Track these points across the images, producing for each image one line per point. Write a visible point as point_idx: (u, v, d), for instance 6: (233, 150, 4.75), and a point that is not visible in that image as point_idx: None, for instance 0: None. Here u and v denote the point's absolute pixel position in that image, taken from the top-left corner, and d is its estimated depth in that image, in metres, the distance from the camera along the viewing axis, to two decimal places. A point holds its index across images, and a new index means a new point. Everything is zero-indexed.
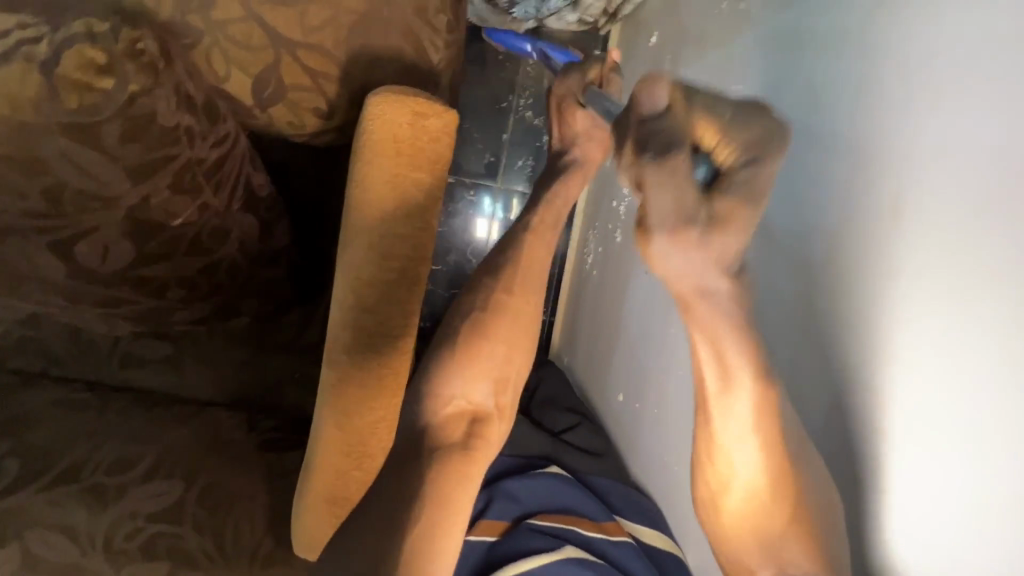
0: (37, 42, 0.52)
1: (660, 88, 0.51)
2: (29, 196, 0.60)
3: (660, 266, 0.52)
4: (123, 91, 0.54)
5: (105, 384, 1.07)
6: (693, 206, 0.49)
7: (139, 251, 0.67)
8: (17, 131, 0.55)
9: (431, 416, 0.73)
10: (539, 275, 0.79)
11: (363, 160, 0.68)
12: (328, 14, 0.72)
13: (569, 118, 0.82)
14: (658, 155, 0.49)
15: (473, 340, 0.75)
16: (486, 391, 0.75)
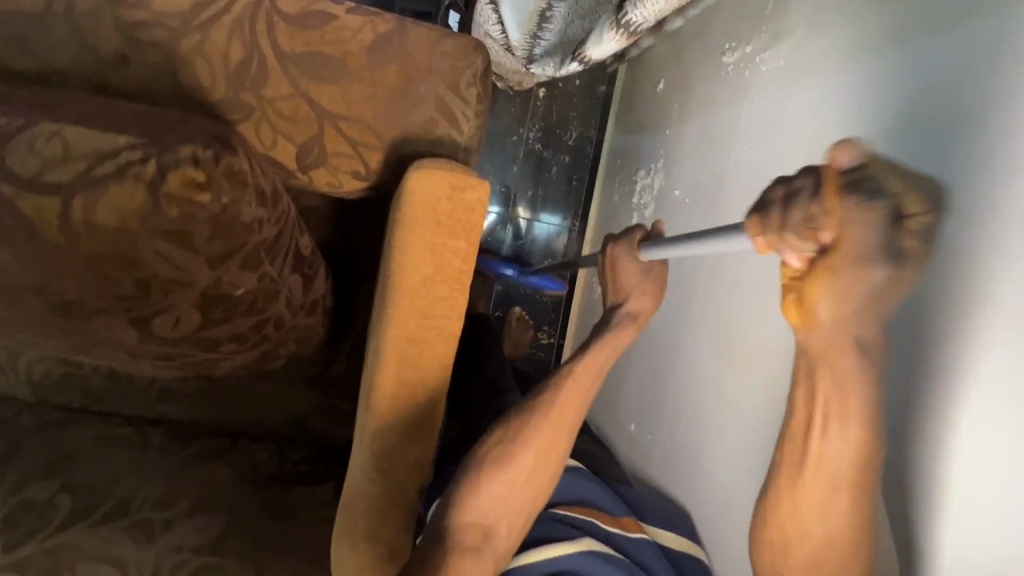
0: (144, 162, 0.48)
1: (853, 148, 0.45)
2: (118, 282, 0.55)
3: (829, 318, 0.46)
4: (218, 203, 0.50)
5: (141, 419, 1.13)
6: (889, 248, 0.43)
7: (206, 318, 0.66)
8: (115, 234, 0.51)
9: (454, 518, 0.77)
10: (590, 384, 0.80)
11: (404, 229, 0.74)
12: (369, 91, 0.79)
13: (623, 274, 0.81)
14: (868, 201, 0.43)
15: (501, 458, 0.78)
16: (505, 503, 0.78)
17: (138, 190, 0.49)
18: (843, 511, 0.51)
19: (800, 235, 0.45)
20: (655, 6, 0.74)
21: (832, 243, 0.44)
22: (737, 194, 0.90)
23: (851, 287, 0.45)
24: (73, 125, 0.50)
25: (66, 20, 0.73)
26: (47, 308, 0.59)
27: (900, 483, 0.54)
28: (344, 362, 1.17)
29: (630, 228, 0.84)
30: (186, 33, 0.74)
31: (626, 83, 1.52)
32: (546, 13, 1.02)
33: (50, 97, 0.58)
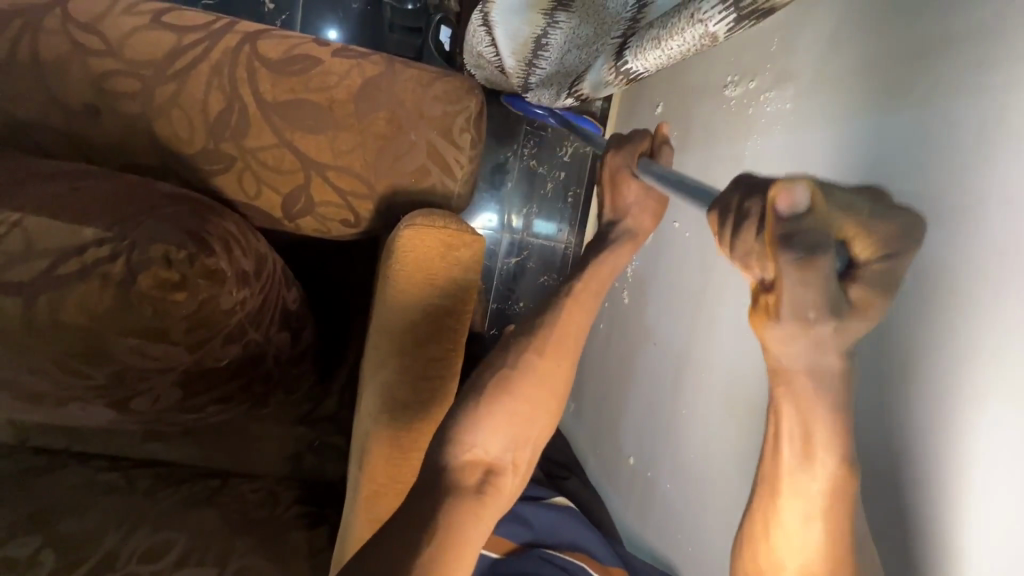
0: (113, 261, 0.49)
1: (802, 184, 0.37)
2: (91, 375, 0.54)
3: (775, 352, 0.42)
4: (194, 298, 0.51)
5: (127, 460, 1.10)
6: (837, 302, 0.38)
7: (186, 395, 0.62)
8: (85, 333, 0.51)
9: (451, 456, 0.62)
10: (573, 347, 0.70)
11: (395, 289, 0.72)
12: (357, 139, 0.75)
13: (622, 188, 0.74)
14: (804, 258, 0.36)
15: (502, 387, 0.66)
16: (508, 443, 0.65)
17: (108, 289, 0.50)
18: (826, 531, 0.47)
19: (746, 263, 0.41)
20: (657, 59, 0.70)
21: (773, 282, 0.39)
22: None
23: (791, 339, 0.40)
24: (31, 214, 0.49)
25: (30, 69, 0.69)
26: (19, 399, 0.57)
27: (888, 511, 0.52)
28: (335, 398, 1.13)
29: (637, 132, 0.76)
30: (161, 82, 0.71)
31: (628, 91, 1.39)
32: (541, 39, 0.98)
33: (12, 168, 0.54)
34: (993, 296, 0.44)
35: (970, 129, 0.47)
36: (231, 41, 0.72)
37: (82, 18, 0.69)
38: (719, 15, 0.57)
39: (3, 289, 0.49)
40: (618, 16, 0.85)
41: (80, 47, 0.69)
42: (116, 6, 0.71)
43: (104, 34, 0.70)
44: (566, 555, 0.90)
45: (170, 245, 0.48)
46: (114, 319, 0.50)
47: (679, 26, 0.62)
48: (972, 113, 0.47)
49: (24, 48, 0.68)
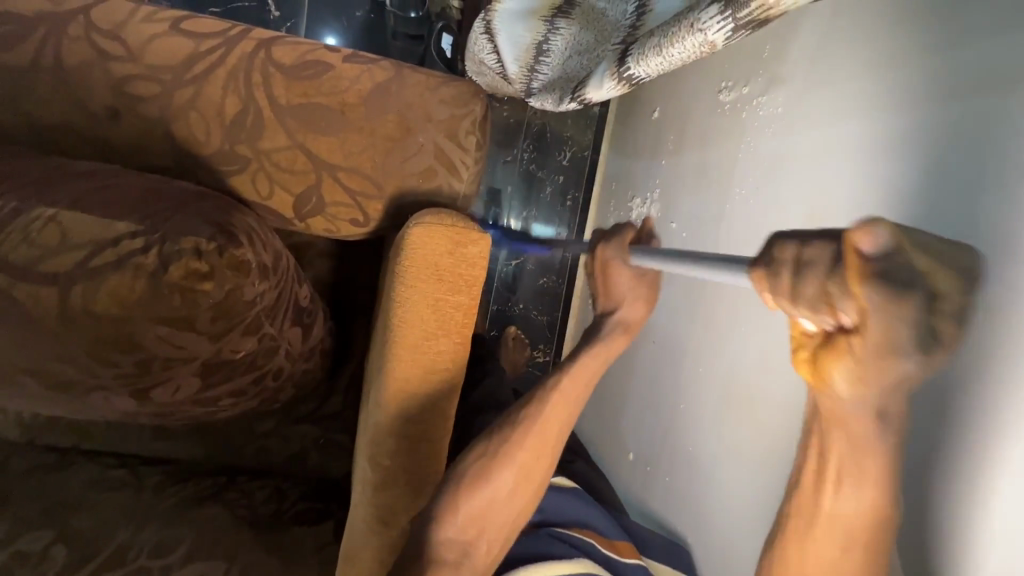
0: (145, 252, 0.52)
1: (882, 225, 0.34)
2: (117, 363, 0.56)
3: (845, 391, 0.41)
4: (221, 289, 0.53)
5: (135, 458, 1.12)
6: (928, 340, 0.35)
7: (205, 385, 0.64)
8: (116, 322, 0.53)
9: (432, 533, 0.68)
10: (557, 438, 0.73)
11: (404, 286, 0.74)
12: (367, 141, 0.78)
13: (614, 281, 0.72)
14: (896, 294, 0.34)
15: (484, 472, 0.70)
16: (487, 523, 0.70)
17: (139, 280, 0.52)
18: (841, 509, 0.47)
19: (815, 308, 0.39)
20: (657, 65, 0.73)
21: (855, 324, 0.37)
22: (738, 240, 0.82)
23: (870, 371, 0.39)
24: (67, 209, 0.52)
25: (53, 73, 0.72)
26: (45, 388, 0.59)
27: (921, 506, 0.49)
28: (342, 395, 1.15)
29: (621, 224, 0.72)
30: (179, 86, 0.74)
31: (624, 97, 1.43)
32: (543, 46, 1.02)
33: (43, 166, 0.57)
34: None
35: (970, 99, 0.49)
36: (247, 47, 0.76)
37: (104, 25, 0.72)
38: (718, 24, 0.60)
39: (38, 280, 0.52)
40: (618, 24, 0.90)
41: (102, 53, 0.72)
42: (137, 13, 0.74)
43: (125, 41, 0.73)
44: (575, 533, 0.88)
45: (201, 239, 0.51)
46: (144, 308, 0.53)
47: (679, 34, 0.66)
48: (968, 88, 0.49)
49: (48, 53, 0.71)
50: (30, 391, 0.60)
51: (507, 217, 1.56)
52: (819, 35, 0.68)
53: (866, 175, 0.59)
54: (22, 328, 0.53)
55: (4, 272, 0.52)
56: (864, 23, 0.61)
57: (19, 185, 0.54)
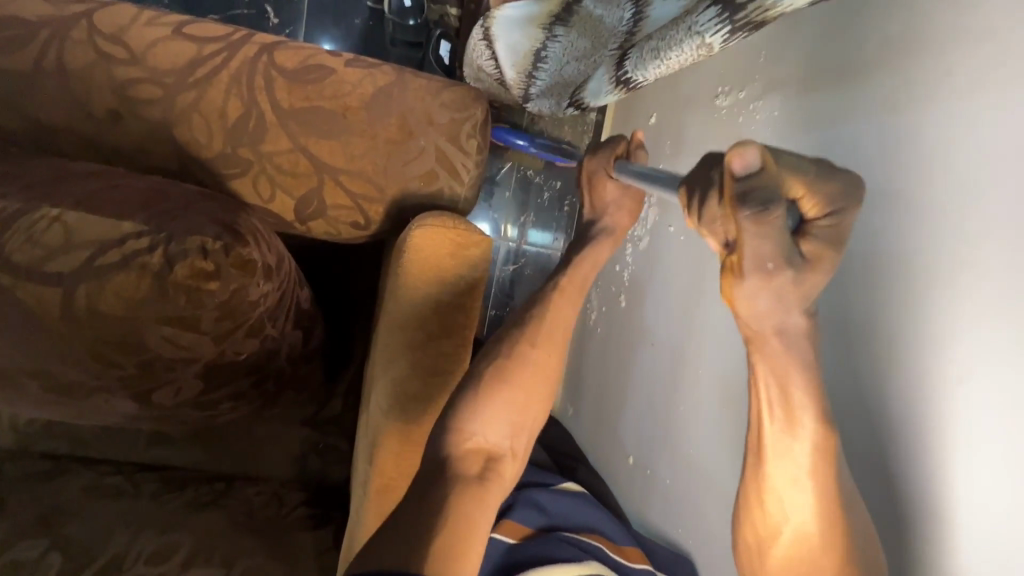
0: (151, 252, 0.52)
1: (753, 147, 0.40)
2: (120, 364, 0.56)
3: (743, 312, 0.46)
4: (226, 288, 0.53)
5: (131, 464, 1.11)
6: (790, 254, 0.42)
7: (205, 388, 0.64)
8: (120, 323, 0.53)
9: (453, 443, 0.64)
10: (558, 344, 0.75)
11: (407, 287, 0.75)
12: (368, 144, 0.78)
13: (601, 189, 0.78)
14: (758, 213, 0.39)
15: (499, 378, 0.70)
16: (507, 431, 0.68)
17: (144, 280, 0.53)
18: (813, 503, 0.51)
19: (713, 232, 0.45)
20: (656, 69, 0.73)
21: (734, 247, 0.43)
22: None
23: (758, 290, 0.44)
24: (71, 210, 0.52)
25: (56, 76, 0.72)
26: (45, 390, 0.59)
27: (879, 484, 0.54)
28: (340, 400, 1.15)
29: (611, 138, 0.79)
30: (182, 89, 0.74)
31: (620, 103, 1.44)
32: (540, 53, 1.02)
33: (46, 167, 0.57)
34: (935, 207, 0.50)
35: (892, 92, 0.56)
36: (249, 51, 0.76)
37: (108, 29, 0.73)
38: (716, 27, 0.60)
39: (41, 280, 0.52)
40: (615, 31, 0.90)
41: (105, 57, 0.72)
42: (139, 18, 0.74)
43: (129, 45, 0.73)
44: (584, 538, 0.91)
45: (207, 237, 0.51)
46: (149, 308, 0.53)
47: (678, 39, 0.66)
48: (895, 81, 0.56)
49: (51, 57, 0.71)
50: (30, 393, 0.59)
51: (505, 224, 1.57)
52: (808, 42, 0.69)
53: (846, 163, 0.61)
54: (24, 330, 0.53)
55: (7, 272, 0.51)
56: (826, 25, 0.67)
57: (22, 185, 0.54)
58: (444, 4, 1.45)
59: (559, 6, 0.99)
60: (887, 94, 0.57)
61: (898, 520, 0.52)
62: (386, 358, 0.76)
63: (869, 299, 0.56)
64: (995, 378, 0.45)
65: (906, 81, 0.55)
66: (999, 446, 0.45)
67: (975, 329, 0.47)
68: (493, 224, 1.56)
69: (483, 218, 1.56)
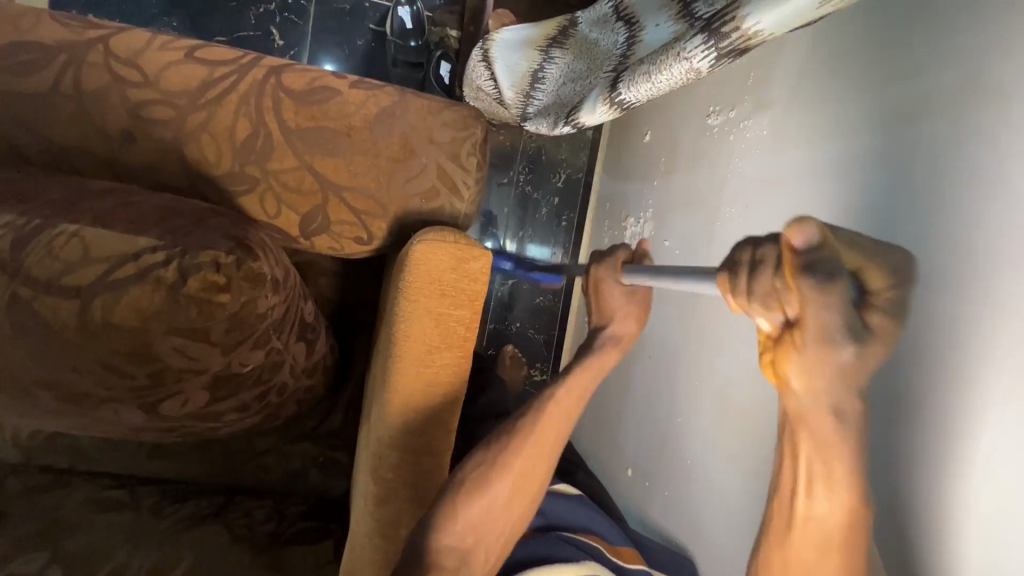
0: (166, 265, 0.54)
1: (813, 222, 0.41)
2: (132, 375, 0.58)
3: (800, 388, 0.44)
4: (236, 301, 0.55)
5: (132, 478, 1.11)
6: (855, 326, 0.41)
7: (212, 398, 0.65)
8: (134, 334, 0.55)
9: (435, 539, 0.68)
10: (557, 438, 0.75)
11: (407, 301, 0.77)
12: (371, 162, 0.81)
13: (607, 299, 0.78)
14: (825, 284, 0.39)
15: (485, 477, 0.72)
16: (486, 527, 0.71)
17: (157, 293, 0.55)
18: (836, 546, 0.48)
19: (767, 305, 0.45)
20: (647, 91, 0.74)
21: (796, 316, 0.43)
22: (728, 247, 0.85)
23: (817, 362, 0.42)
24: (90, 226, 0.54)
25: (72, 98, 0.75)
26: (56, 401, 0.60)
27: (894, 474, 0.52)
28: (341, 413, 1.16)
29: (614, 246, 0.79)
30: (193, 110, 0.77)
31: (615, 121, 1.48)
32: (539, 74, 1.06)
33: (64, 185, 0.59)
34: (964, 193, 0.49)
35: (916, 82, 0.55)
36: (258, 74, 0.79)
37: (123, 53, 0.76)
38: (703, 53, 0.62)
39: (59, 294, 0.54)
40: (609, 53, 0.93)
41: (121, 80, 0.75)
42: (154, 42, 0.78)
43: (143, 68, 0.76)
44: (583, 538, 0.89)
45: (220, 251, 0.54)
46: (162, 319, 0.55)
47: (667, 61, 0.67)
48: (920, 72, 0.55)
49: (68, 80, 0.74)
50: (41, 404, 0.61)
51: (504, 240, 1.60)
52: (806, 61, 0.71)
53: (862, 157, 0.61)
54: (40, 341, 0.55)
55: (26, 285, 0.53)
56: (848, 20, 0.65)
57: (41, 202, 0.56)
58: (444, 26, 1.49)
59: (556, 30, 1.05)
60: (912, 85, 0.56)
61: (911, 512, 0.51)
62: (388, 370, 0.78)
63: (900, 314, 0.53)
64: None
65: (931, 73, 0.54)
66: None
67: (1005, 336, 0.45)
68: (492, 240, 1.59)
69: (482, 234, 1.58)
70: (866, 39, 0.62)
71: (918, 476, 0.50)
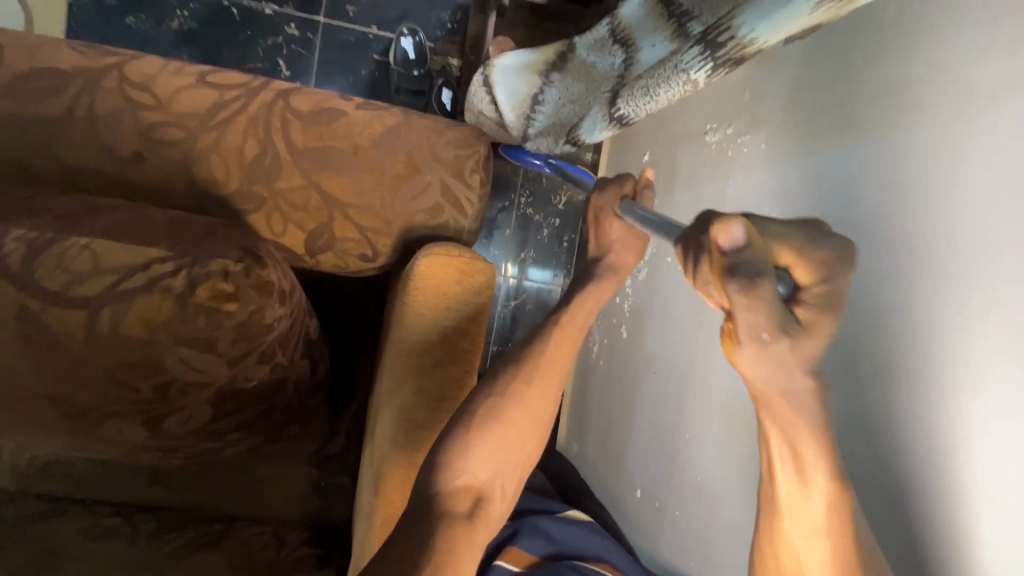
0: (174, 275, 0.54)
1: (739, 223, 0.44)
2: (137, 388, 0.58)
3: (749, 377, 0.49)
4: (244, 311, 0.55)
5: (127, 505, 1.09)
6: (786, 323, 0.45)
7: (214, 415, 0.65)
8: (141, 345, 0.55)
9: (446, 479, 0.63)
10: (566, 358, 0.74)
11: (412, 313, 0.77)
12: (375, 181, 0.83)
13: (607, 227, 0.77)
14: (745, 285, 0.42)
15: (494, 413, 0.68)
16: (498, 468, 0.67)
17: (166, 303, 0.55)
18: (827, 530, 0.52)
19: (708, 292, 0.47)
20: (646, 105, 0.77)
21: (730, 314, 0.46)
22: None
23: (760, 359, 0.46)
24: (100, 238, 0.55)
25: (86, 122, 0.77)
26: (59, 415, 0.60)
27: (884, 479, 0.56)
28: (344, 437, 1.14)
29: (621, 174, 0.79)
30: (203, 131, 0.79)
31: (614, 143, 1.50)
32: (538, 95, 1.08)
33: (73, 201, 0.60)
34: (930, 215, 0.54)
35: (881, 110, 0.60)
36: (267, 96, 0.81)
37: (136, 79, 0.78)
38: (700, 63, 0.64)
39: (67, 305, 0.54)
40: (606, 75, 0.96)
41: (133, 104, 0.78)
42: (166, 68, 0.80)
43: (155, 92, 0.78)
44: (594, 568, 0.86)
45: (228, 260, 0.54)
46: (170, 329, 0.55)
47: (665, 76, 0.70)
48: (886, 100, 0.59)
49: (82, 104, 0.77)
50: (42, 419, 0.60)
51: (505, 262, 1.61)
52: (794, 77, 0.74)
53: (839, 176, 0.64)
54: (45, 354, 0.55)
55: (35, 297, 0.54)
56: (827, 46, 0.68)
57: (52, 216, 0.57)
58: (446, 56, 1.54)
59: (555, 55, 1.06)
60: (879, 113, 0.60)
61: (902, 513, 0.55)
62: (395, 385, 0.77)
63: (871, 320, 0.58)
64: (995, 379, 0.47)
65: (897, 102, 0.58)
66: (1000, 444, 0.47)
67: (973, 348, 0.49)
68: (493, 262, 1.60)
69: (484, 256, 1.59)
70: (840, 64, 0.66)
71: (907, 479, 0.54)
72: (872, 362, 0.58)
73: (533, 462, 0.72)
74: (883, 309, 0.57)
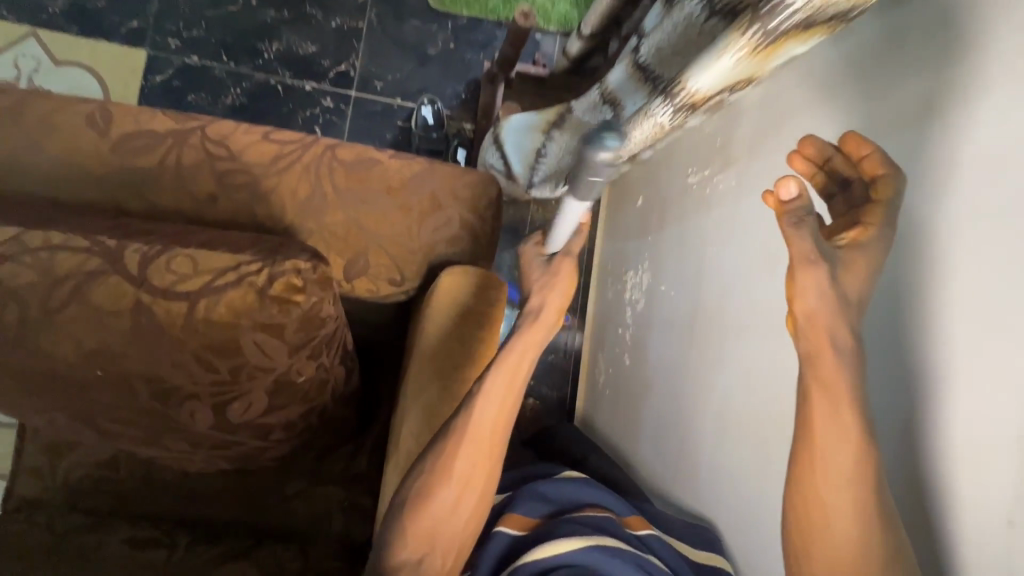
0: (258, 272, 0.68)
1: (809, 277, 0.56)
2: (217, 368, 0.72)
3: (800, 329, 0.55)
4: (311, 304, 0.70)
5: (165, 519, 1.17)
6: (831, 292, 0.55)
7: (271, 402, 0.77)
8: (224, 332, 0.70)
9: (391, 556, 0.76)
10: (503, 409, 0.80)
11: (432, 323, 0.91)
12: (404, 216, 0.98)
13: (529, 274, 0.91)
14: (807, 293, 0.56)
15: (425, 492, 0.77)
16: (436, 540, 0.77)
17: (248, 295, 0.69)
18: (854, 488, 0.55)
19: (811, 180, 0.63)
20: (627, 146, 0.92)
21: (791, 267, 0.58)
22: (716, 276, 0.97)
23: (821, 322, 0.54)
24: (197, 246, 0.70)
25: (173, 170, 0.95)
26: (151, 396, 0.74)
27: (915, 460, 0.58)
28: (366, 457, 1.22)
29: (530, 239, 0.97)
30: (265, 177, 0.96)
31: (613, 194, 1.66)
32: (541, 150, 1.27)
33: (170, 225, 0.76)
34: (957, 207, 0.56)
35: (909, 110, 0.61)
36: (317, 149, 0.99)
37: (214, 137, 0.97)
38: (665, 110, 0.80)
39: (171, 298, 0.69)
40: (599, 129, 1.12)
41: (211, 156, 0.96)
42: (238, 128, 0.98)
43: (229, 147, 0.97)
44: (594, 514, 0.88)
45: (302, 261, 0.68)
46: (248, 318, 0.69)
47: (638, 120, 0.85)
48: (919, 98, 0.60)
49: (170, 157, 0.95)
50: (137, 399, 0.74)
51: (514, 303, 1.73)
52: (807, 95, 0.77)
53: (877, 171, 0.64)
54: (151, 338, 0.70)
55: (147, 292, 0.69)
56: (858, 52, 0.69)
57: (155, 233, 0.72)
58: (461, 121, 1.76)
59: (555, 116, 1.26)
60: (905, 113, 0.62)
61: (928, 492, 0.57)
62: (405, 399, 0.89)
63: (914, 313, 0.59)
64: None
65: (930, 101, 0.59)
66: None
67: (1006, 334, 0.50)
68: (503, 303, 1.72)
69: None
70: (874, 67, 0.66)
71: (938, 461, 0.56)
72: (918, 347, 0.59)
73: (482, 518, 0.81)
74: (923, 296, 0.58)
